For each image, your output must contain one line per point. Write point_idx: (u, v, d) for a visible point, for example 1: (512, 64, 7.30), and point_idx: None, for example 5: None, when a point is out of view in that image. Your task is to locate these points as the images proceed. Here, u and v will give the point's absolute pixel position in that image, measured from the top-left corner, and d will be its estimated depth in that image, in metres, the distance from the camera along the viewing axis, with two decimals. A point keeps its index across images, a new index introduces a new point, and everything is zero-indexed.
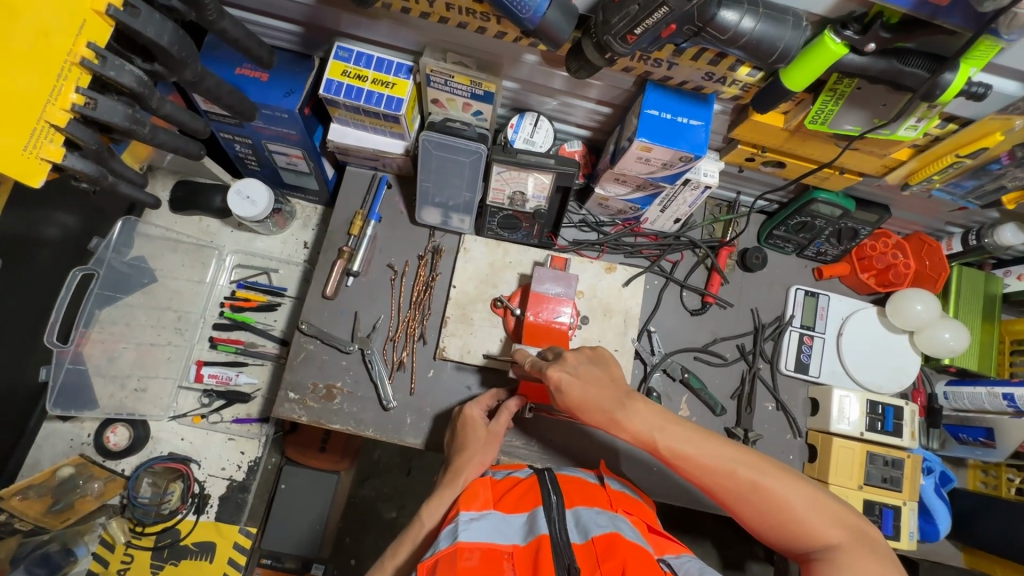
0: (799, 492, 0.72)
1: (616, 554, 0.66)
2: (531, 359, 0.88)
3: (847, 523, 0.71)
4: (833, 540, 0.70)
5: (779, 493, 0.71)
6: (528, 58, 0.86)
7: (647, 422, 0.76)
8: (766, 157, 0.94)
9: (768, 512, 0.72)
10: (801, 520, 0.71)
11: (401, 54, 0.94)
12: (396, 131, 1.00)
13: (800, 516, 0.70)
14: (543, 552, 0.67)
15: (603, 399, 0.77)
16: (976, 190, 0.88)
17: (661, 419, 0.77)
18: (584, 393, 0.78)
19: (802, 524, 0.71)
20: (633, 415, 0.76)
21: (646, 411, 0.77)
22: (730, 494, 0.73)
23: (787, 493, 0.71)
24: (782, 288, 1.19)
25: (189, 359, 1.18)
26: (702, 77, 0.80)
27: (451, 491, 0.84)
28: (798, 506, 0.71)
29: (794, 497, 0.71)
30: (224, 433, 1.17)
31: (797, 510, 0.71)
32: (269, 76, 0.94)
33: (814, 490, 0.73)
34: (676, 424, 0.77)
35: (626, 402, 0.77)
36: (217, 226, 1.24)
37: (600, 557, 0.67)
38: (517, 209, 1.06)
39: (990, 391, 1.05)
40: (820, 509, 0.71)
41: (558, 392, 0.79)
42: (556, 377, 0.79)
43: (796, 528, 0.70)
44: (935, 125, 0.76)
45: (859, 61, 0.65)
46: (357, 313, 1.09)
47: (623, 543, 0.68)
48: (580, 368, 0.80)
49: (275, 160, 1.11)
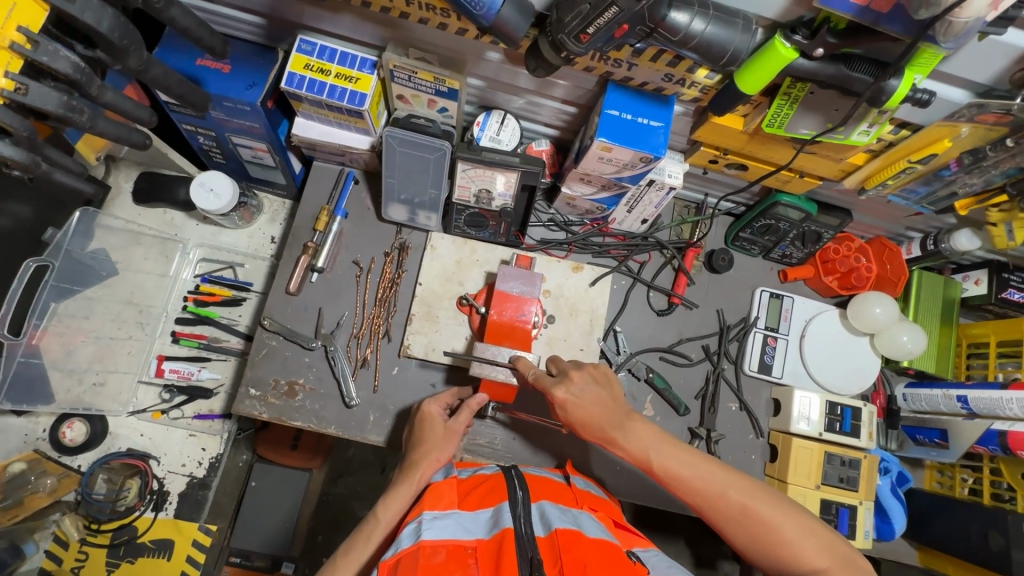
0: (789, 517, 0.74)
1: (577, 548, 0.69)
2: (535, 372, 0.87)
3: (835, 550, 0.72)
4: (819, 564, 0.71)
5: (769, 517, 0.73)
6: (491, 55, 0.86)
7: (644, 442, 0.79)
8: (728, 159, 0.95)
9: (757, 534, 0.74)
10: (790, 544, 0.72)
11: (366, 49, 0.94)
12: (361, 126, 1.00)
13: (789, 540, 0.72)
14: (506, 546, 0.69)
15: (604, 419, 0.80)
16: (930, 196, 0.90)
17: (657, 440, 0.80)
18: (585, 413, 0.80)
19: (790, 548, 0.72)
20: (631, 436, 0.79)
21: (644, 430, 0.79)
22: (721, 515, 0.75)
23: (777, 517, 0.73)
24: (748, 290, 1.21)
25: (151, 354, 1.17)
26: (661, 78, 0.81)
27: (407, 488, 0.83)
28: (787, 531, 0.73)
29: (785, 522, 0.73)
30: (185, 429, 1.15)
31: (786, 534, 0.73)
32: (231, 67, 0.93)
33: (804, 516, 0.75)
34: (674, 446, 0.79)
35: (625, 423, 0.79)
36: (181, 219, 1.23)
37: (562, 548, 0.70)
38: (484, 207, 1.05)
39: (945, 393, 1.07)
40: (810, 534, 0.73)
41: (562, 410, 0.82)
42: (561, 396, 0.81)
43: (783, 551, 0.72)
44: (887, 130, 0.78)
45: (808, 65, 0.65)
46: (322, 309, 1.08)
47: (584, 538, 0.71)
48: (584, 390, 0.81)
49: (240, 153, 1.10)
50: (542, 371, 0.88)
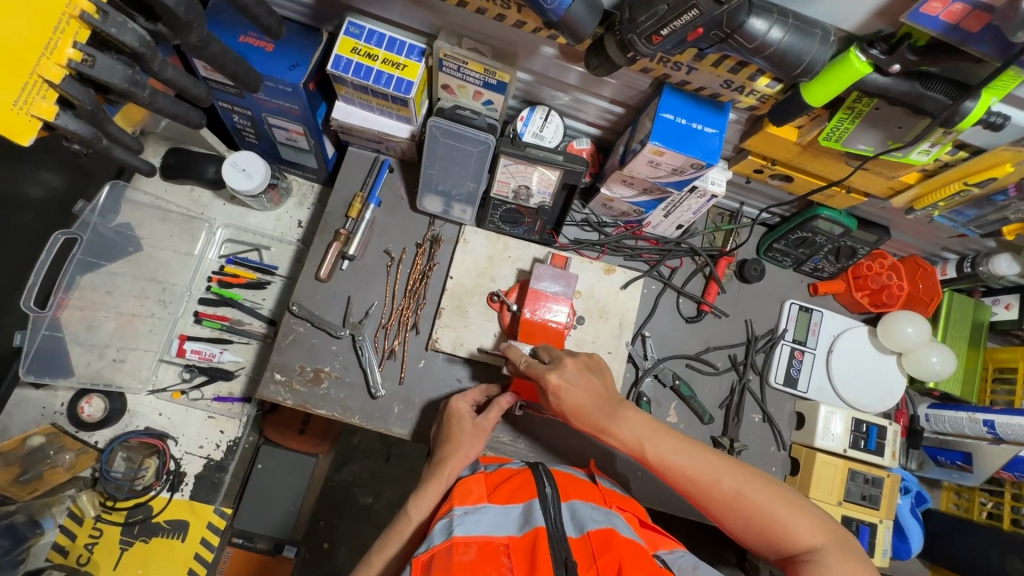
0: (782, 497, 0.74)
1: (612, 549, 0.66)
2: (527, 360, 0.85)
3: (829, 528, 0.73)
4: (815, 543, 0.71)
5: (761, 498, 0.73)
6: (546, 50, 0.84)
7: (637, 430, 0.78)
8: (775, 170, 0.94)
9: (751, 518, 0.73)
10: (783, 524, 0.72)
11: (414, 35, 0.92)
12: (403, 114, 0.98)
13: (783, 522, 0.72)
14: (540, 546, 0.66)
15: (595, 408, 0.79)
16: (978, 220, 0.89)
17: (650, 428, 0.79)
18: (578, 400, 0.79)
19: (784, 529, 0.72)
20: (624, 425, 0.78)
21: (634, 418, 0.79)
22: (715, 501, 0.75)
23: (769, 498, 0.73)
24: (777, 302, 1.20)
25: (173, 333, 1.14)
26: (720, 84, 0.79)
27: (436, 485, 0.83)
28: (780, 512, 0.72)
29: (776, 503, 0.73)
30: (203, 411, 1.14)
31: (778, 515, 0.72)
32: (274, 46, 0.90)
33: (797, 497, 0.75)
34: (665, 433, 0.79)
35: (618, 412, 0.79)
36: (208, 197, 1.21)
37: (596, 551, 0.67)
38: (521, 204, 1.04)
39: (971, 416, 1.07)
40: (804, 514, 0.73)
41: (554, 397, 0.80)
42: (554, 382, 0.79)
43: (779, 532, 0.72)
44: (946, 151, 0.77)
45: (881, 81, 0.64)
46: (351, 298, 1.07)
47: (619, 540, 0.67)
48: (577, 377, 0.80)
49: (274, 134, 1.08)
50: (533, 359, 0.86)
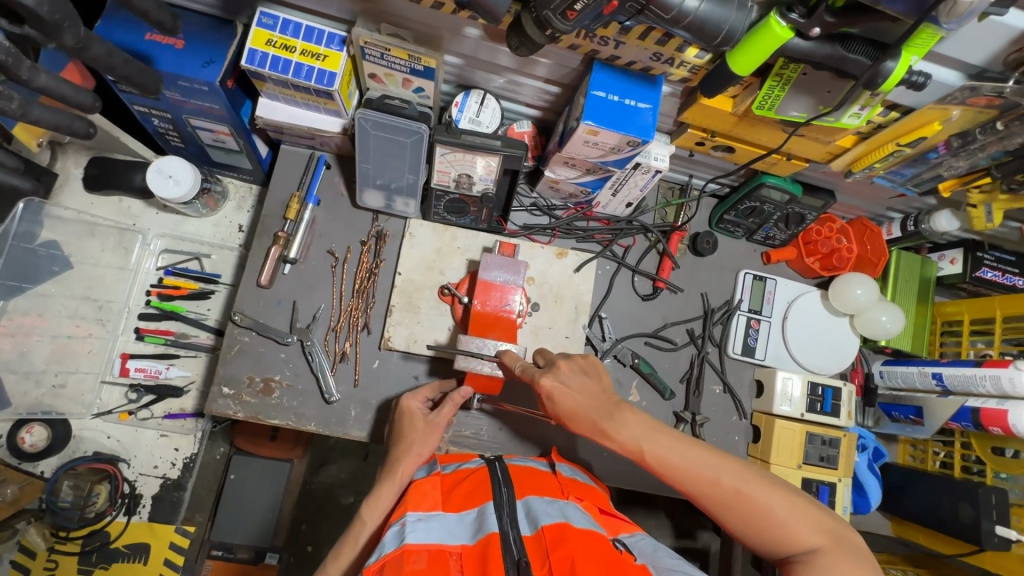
0: (782, 496, 0.67)
1: (566, 544, 0.64)
2: (522, 364, 0.82)
3: (830, 528, 0.66)
4: (812, 543, 0.65)
5: (763, 499, 0.67)
6: (470, 32, 0.81)
7: (634, 431, 0.71)
8: (716, 141, 0.92)
9: (751, 520, 0.67)
10: (783, 526, 0.66)
11: (333, 22, 0.87)
12: (331, 108, 0.93)
13: (784, 524, 0.66)
14: (493, 554, 0.64)
15: (593, 409, 0.73)
16: (915, 178, 0.90)
17: (649, 427, 0.72)
18: (575, 402, 0.73)
19: (783, 530, 0.66)
20: (622, 426, 0.71)
21: (634, 420, 0.72)
22: (714, 501, 0.68)
23: (770, 498, 0.67)
24: (732, 272, 1.20)
25: (114, 352, 1.10)
26: (649, 58, 0.77)
27: (389, 487, 0.81)
28: (780, 512, 0.66)
29: (776, 503, 0.67)
30: (155, 430, 1.12)
31: (779, 515, 0.66)
32: (185, 43, 0.85)
33: (795, 495, 0.68)
34: (664, 432, 0.71)
35: (615, 411, 0.72)
36: (139, 207, 1.15)
37: (550, 547, 0.65)
38: (464, 192, 1.00)
39: (921, 370, 1.10)
40: (804, 513, 0.67)
41: (549, 401, 0.75)
42: (549, 385, 0.75)
43: (776, 533, 0.66)
44: (878, 113, 0.76)
45: (804, 45, 0.63)
46: (296, 303, 1.03)
47: (572, 532, 0.66)
48: (572, 379, 0.76)
49: (199, 136, 1.02)
50: (529, 362, 0.83)
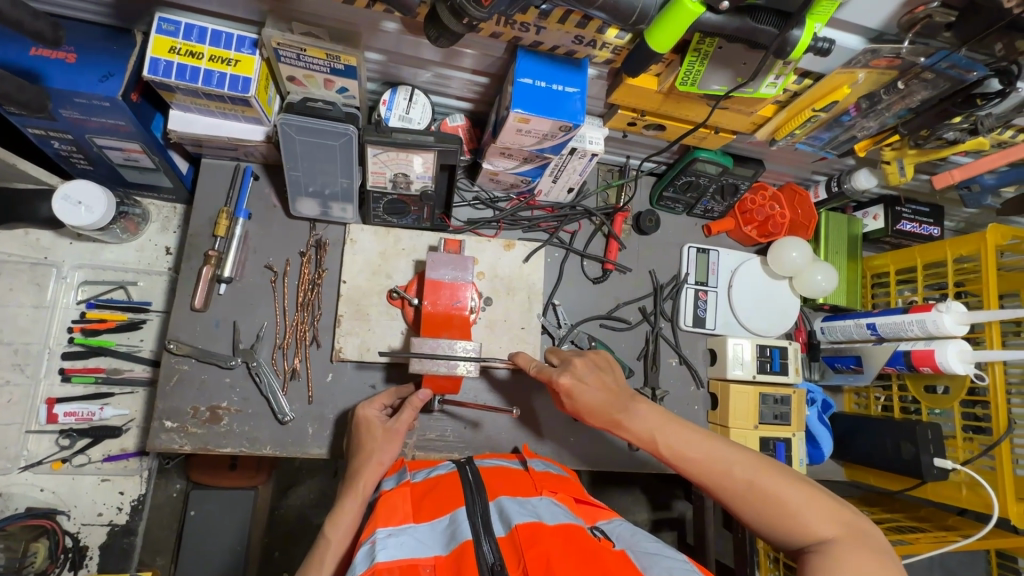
0: (795, 485, 0.66)
1: (539, 543, 0.62)
2: (538, 364, 0.85)
3: (845, 520, 0.63)
4: (826, 534, 0.62)
5: (774, 489, 0.66)
6: (388, 26, 0.78)
7: (648, 422, 0.76)
8: (646, 120, 0.94)
9: (763, 511, 0.66)
10: (796, 516, 0.64)
11: (241, 24, 0.82)
12: (251, 115, 0.89)
13: (796, 514, 0.64)
14: (468, 560, 0.61)
15: (608, 403, 0.77)
16: (833, 141, 0.94)
17: (662, 419, 0.75)
18: (589, 399, 0.77)
19: (797, 521, 0.64)
20: (635, 417, 0.76)
21: (649, 411, 0.76)
22: (727, 493, 0.68)
23: (781, 487, 0.66)
24: (676, 247, 1.23)
25: (37, 399, 1.03)
26: (572, 41, 0.77)
27: (353, 501, 0.78)
28: (793, 502, 0.64)
29: (788, 493, 0.65)
30: (95, 475, 1.06)
31: (791, 505, 0.64)
32: (77, 56, 0.79)
33: (810, 487, 0.66)
34: (679, 424, 0.75)
35: (630, 404, 0.76)
36: (50, 239, 1.06)
37: (523, 546, 0.63)
38: (402, 192, 0.98)
39: (857, 322, 1.16)
40: (817, 504, 0.64)
41: (568, 398, 0.79)
42: (567, 384, 0.78)
43: (788, 523, 0.64)
44: (792, 80, 0.79)
45: (715, 19, 0.64)
46: (236, 323, 0.98)
47: (546, 531, 0.64)
48: (588, 376, 0.79)
49: (108, 156, 0.95)
50: (543, 364, 0.85)
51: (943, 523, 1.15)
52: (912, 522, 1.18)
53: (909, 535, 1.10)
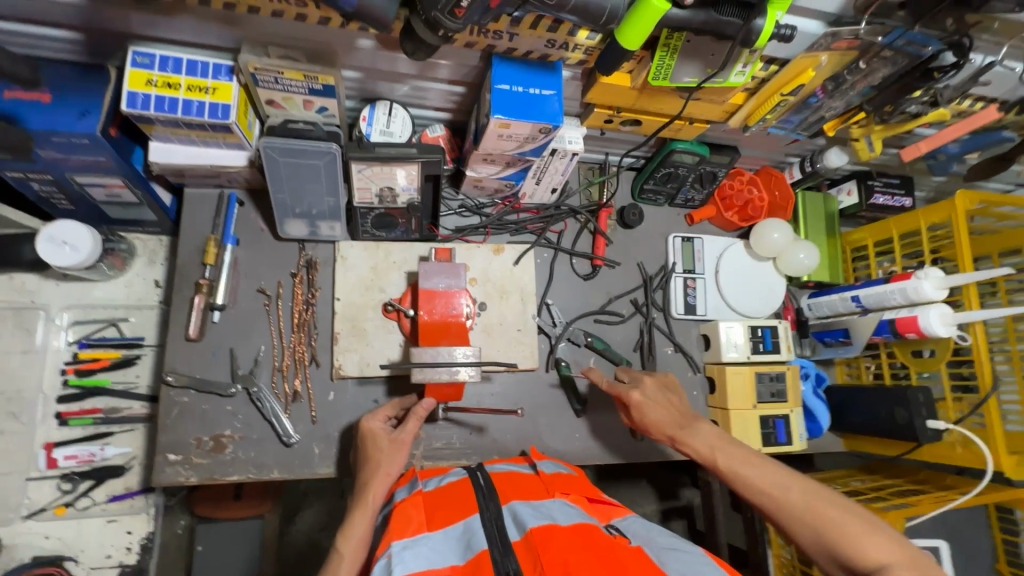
0: (854, 513, 0.67)
1: (553, 546, 0.63)
2: (608, 380, 1.01)
3: (909, 551, 0.63)
4: (885, 561, 0.62)
5: (831, 514, 0.67)
6: (363, 43, 0.79)
7: (708, 442, 0.81)
8: (623, 117, 0.96)
9: (822, 535, 0.67)
10: (854, 541, 0.64)
11: (215, 52, 0.82)
12: (232, 141, 0.89)
13: (853, 538, 0.64)
14: (485, 568, 0.62)
15: (673, 422, 0.87)
16: (803, 123, 0.97)
17: (722, 440, 0.81)
18: (655, 415, 0.89)
19: (856, 547, 0.64)
20: (696, 436, 0.83)
21: (710, 431, 0.82)
22: (784, 515, 0.70)
23: (837, 513, 0.67)
24: (662, 238, 1.26)
25: (35, 444, 1.01)
26: (544, 45, 0.79)
27: (362, 514, 0.77)
28: (851, 527, 0.65)
29: (847, 519, 0.66)
30: (101, 517, 1.04)
31: (849, 530, 0.65)
32: (53, 96, 0.79)
33: (869, 516, 0.66)
34: (737, 445, 0.79)
35: (693, 424, 0.84)
36: (35, 281, 1.05)
37: (539, 550, 0.63)
38: (390, 206, 0.99)
39: (842, 296, 1.19)
40: (876, 532, 0.64)
41: (638, 413, 0.92)
42: (636, 399, 0.92)
43: (845, 548, 0.64)
44: (759, 68, 0.82)
45: (680, 14, 0.67)
46: (233, 350, 0.98)
47: (560, 534, 0.65)
48: (655, 395, 0.92)
49: (90, 194, 0.94)
50: (614, 380, 1.01)
51: (942, 483, 1.18)
52: (912, 485, 1.21)
53: (911, 497, 1.13)
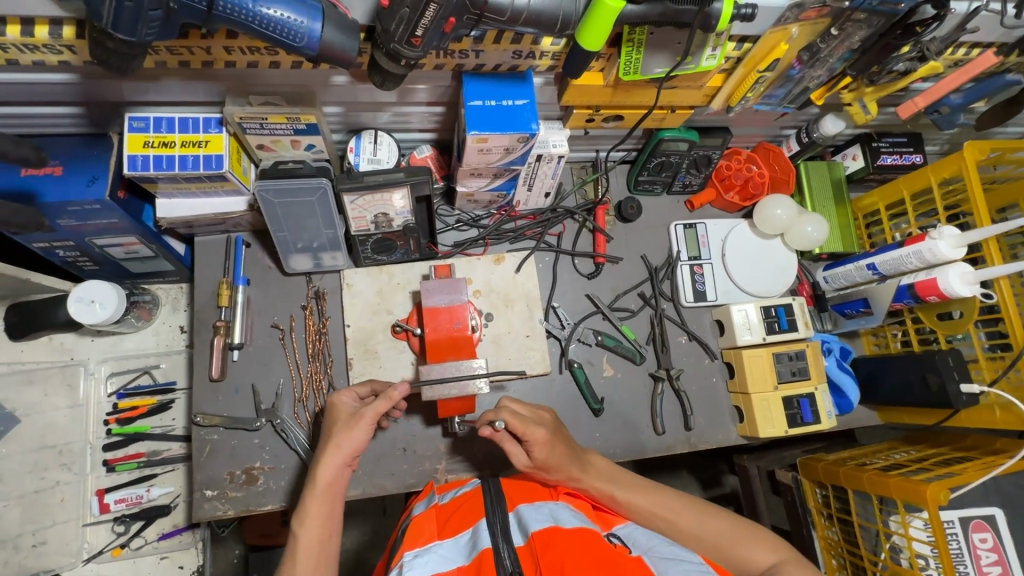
0: (732, 524, 0.83)
1: (554, 547, 0.63)
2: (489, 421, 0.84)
3: (775, 545, 0.81)
4: (765, 560, 0.80)
5: (721, 535, 0.82)
6: (338, 80, 0.82)
7: (604, 479, 0.85)
8: (603, 114, 0.96)
9: (716, 549, 0.81)
10: (739, 551, 0.80)
11: (204, 106, 0.87)
12: (230, 188, 0.94)
13: (737, 547, 0.81)
14: (487, 565, 0.64)
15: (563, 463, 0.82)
16: (788, 96, 0.96)
17: (613, 472, 0.87)
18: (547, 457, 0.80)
19: (738, 554, 0.80)
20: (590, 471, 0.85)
21: (600, 462, 0.88)
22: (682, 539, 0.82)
23: (726, 533, 0.82)
24: (663, 228, 1.25)
25: (87, 492, 1.09)
26: (511, 57, 0.80)
27: (317, 502, 0.76)
28: (735, 536, 0.81)
29: (732, 532, 0.82)
30: (153, 555, 1.10)
31: (733, 543, 0.81)
32: (64, 168, 0.85)
33: (741, 523, 0.84)
34: (625, 473, 0.88)
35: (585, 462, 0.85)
36: (72, 339, 1.12)
37: (540, 551, 0.64)
38: (387, 230, 1.01)
39: (857, 265, 1.16)
40: (756, 539, 0.81)
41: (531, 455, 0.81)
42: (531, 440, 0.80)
43: (736, 557, 0.80)
44: (730, 48, 0.81)
45: (637, 10, 0.67)
46: (255, 386, 1.02)
47: (562, 535, 0.65)
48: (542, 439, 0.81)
49: (110, 253, 1.01)
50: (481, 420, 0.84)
51: (991, 448, 1.11)
52: (958, 452, 1.16)
53: (955, 466, 1.08)
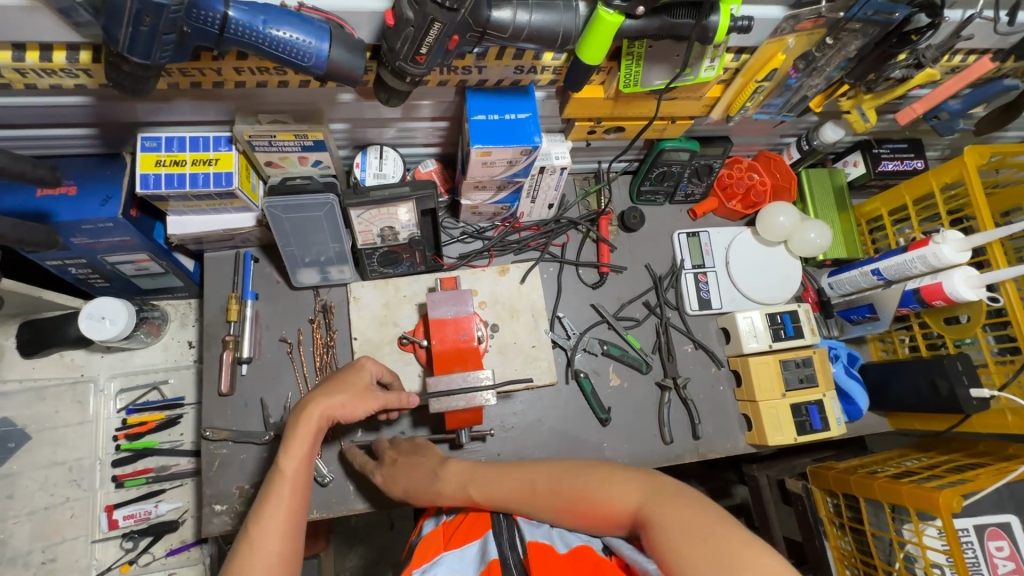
0: (597, 472, 0.73)
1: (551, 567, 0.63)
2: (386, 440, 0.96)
3: (641, 478, 0.70)
4: (629, 499, 0.68)
5: (586, 485, 0.72)
6: (344, 97, 0.84)
7: (459, 477, 0.81)
8: (604, 126, 0.97)
9: (577, 509, 0.71)
10: (603, 497, 0.70)
11: (215, 126, 0.89)
12: (239, 205, 0.96)
13: (591, 493, 0.71)
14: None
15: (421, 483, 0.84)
16: (787, 105, 0.97)
17: (469, 472, 0.81)
18: (409, 480, 0.86)
19: (602, 503, 0.70)
20: (447, 480, 0.81)
21: (455, 466, 0.82)
22: (545, 506, 0.73)
23: (586, 484, 0.72)
24: (667, 237, 1.25)
25: (97, 508, 1.09)
26: (514, 72, 0.82)
27: (288, 488, 0.70)
28: (597, 488, 0.71)
29: (593, 484, 0.71)
30: (161, 571, 1.10)
31: (596, 491, 0.71)
32: (78, 187, 0.86)
33: (608, 469, 0.73)
34: (486, 464, 0.81)
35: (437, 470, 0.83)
36: (83, 356, 1.13)
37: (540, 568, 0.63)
38: (392, 243, 1.03)
39: (862, 271, 1.15)
40: (614, 478, 0.71)
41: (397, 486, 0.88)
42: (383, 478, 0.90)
43: (597, 509, 0.70)
44: (729, 59, 0.83)
45: (635, 24, 0.68)
46: (263, 400, 1.03)
47: (558, 558, 0.66)
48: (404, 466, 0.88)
49: (121, 270, 1.02)
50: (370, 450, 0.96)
51: (1004, 454, 1.10)
52: (972, 459, 1.14)
53: (968, 473, 1.06)
